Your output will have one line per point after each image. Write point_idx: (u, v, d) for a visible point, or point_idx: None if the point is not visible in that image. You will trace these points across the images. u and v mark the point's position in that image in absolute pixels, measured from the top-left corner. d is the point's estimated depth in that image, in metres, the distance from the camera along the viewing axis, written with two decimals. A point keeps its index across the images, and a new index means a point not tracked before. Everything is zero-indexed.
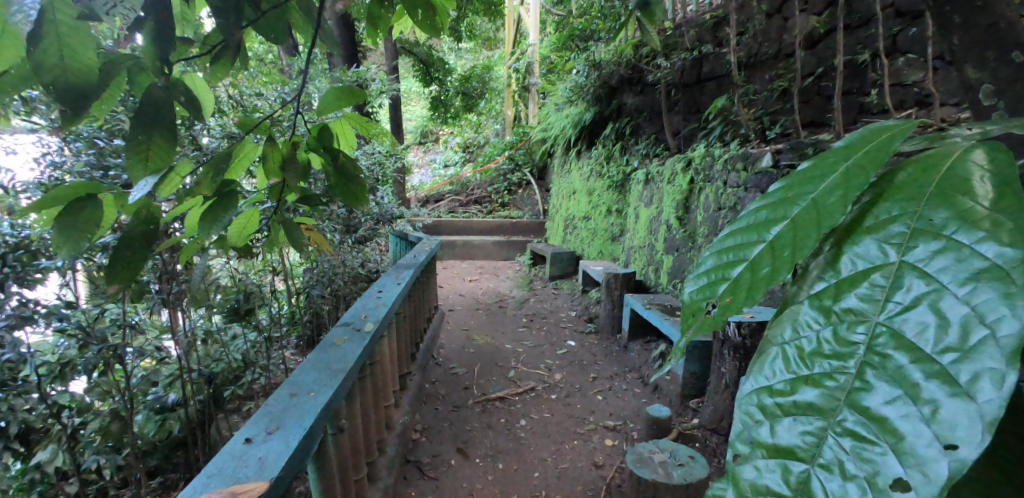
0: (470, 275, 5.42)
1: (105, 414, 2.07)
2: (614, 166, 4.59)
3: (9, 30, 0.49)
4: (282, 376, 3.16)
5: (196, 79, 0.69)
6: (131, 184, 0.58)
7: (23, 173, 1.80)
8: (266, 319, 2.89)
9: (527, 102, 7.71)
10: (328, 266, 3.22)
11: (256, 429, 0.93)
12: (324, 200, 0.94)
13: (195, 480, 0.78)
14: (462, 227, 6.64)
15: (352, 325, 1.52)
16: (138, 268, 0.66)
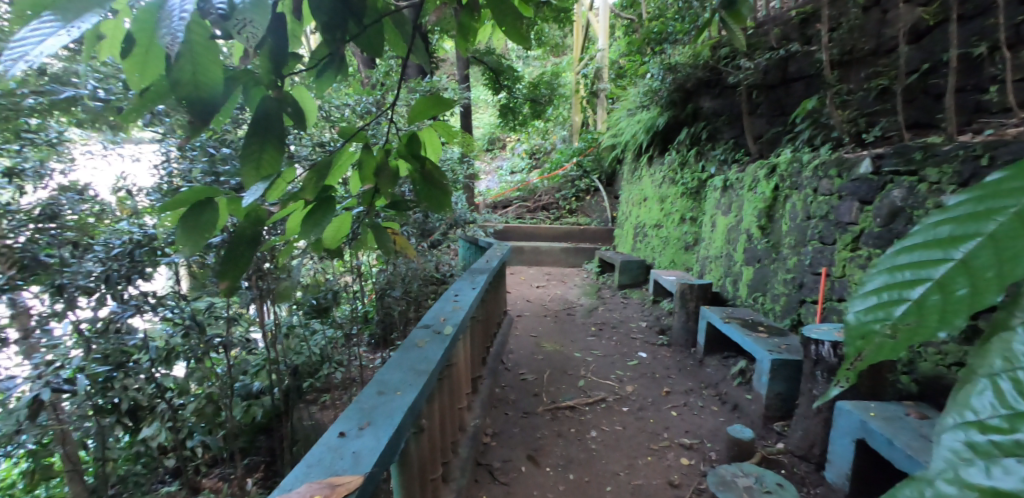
0: (538, 282, 5.42)
1: (202, 397, 2.28)
2: (690, 172, 4.43)
3: (156, 51, 0.56)
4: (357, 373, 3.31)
5: (303, 92, 0.73)
6: (243, 189, 0.63)
7: (146, 178, 2.05)
8: (344, 317, 3.05)
9: (596, 108, 7.64)
10: (401, 268, 3.35)
11: (349, 424, 0.98)
12: (409, 205, 0.97)
13: (297, 469, 0.83)
14: (531, 234, 6.67)
15: (432, 328, 1.56)
16: (245, 267, 0.71)
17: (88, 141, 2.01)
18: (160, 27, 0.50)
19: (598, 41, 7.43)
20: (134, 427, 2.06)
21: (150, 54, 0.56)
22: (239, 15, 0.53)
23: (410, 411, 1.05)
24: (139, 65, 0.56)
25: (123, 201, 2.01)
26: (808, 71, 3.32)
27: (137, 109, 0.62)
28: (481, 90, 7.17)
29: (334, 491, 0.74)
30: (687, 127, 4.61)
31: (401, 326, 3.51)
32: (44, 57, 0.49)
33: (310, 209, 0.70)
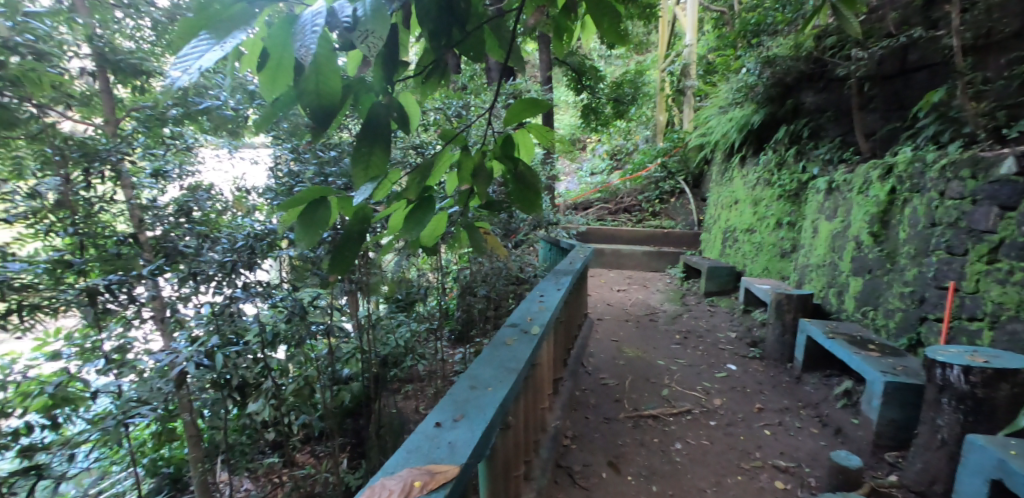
0: (618, 285, 5.29)
1: (300, 379, 2.48)
2: (788, 173, 4.11)
3: (286, 65, 0.61)
4: (437, 366, 3.43)
5: (410, 98, 0.77)
6: (354, 189, 0.67)
7: (260, 179, 2.28)
8: (425, 313, 3.16)
9: (683, 106, 7.32)
10: (481, 267, 3.41)
11: (444, 415, 1.02)
12: (501, 206, 0.98)
13: (398, 454, 0.88)
14: (612, 236, 6.52)
15: (519, 327, 1.59)
16: (353, 262, 0.76)
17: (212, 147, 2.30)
18: (298, 41, 0.56)
19: (686, 36, 7.11)
20: (242, 401, 2.27)
21: (281, 67, 0.61)
22: (360, 28, 0.61)
23: (501, 407, 1.07)
24: (271, 78, 0.61)
25: (241, 199, 2.24)
26: (934, 59, 3.07)
27: (268, 116, 0.69)
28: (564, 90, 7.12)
29: (433, 479, 0.81)
30: (786, 125, 4.29)
31: (480, 323, 3.58)
32: (201, 71, 0.58)
33: (412, 209, 0.75)
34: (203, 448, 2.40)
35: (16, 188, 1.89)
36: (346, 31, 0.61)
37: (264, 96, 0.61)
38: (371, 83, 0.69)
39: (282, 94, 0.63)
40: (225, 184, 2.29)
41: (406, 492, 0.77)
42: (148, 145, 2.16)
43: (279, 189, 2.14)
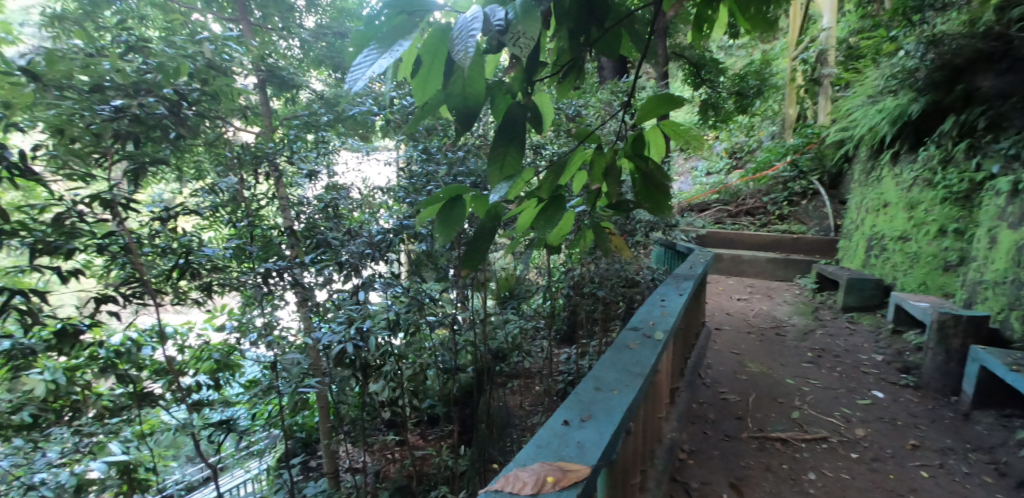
0: (739, 294, 4.90)
1: (415, 366, 2.64)
2: (957, 172, 3.52)
3: (438, 69, 0.65)
4: (540, 364, 3.45)
5: (545, 99, 0.78)
6: (490, 188, 0.70)
7: (379, 179, 2.55)
8: (528, 312, 3.19)
9: (817, 97, 6.57)
10: (586, 269, 3.31)
11: (571, 413, 1.02)
12: (628, 206, 0.96)
13: (529, 448, 0.91)
14: (733, 240, 6.05)
15: (641, 331, 1.54)
16: (482, 260, 0.79)
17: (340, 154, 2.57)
18: (453, 46, 0.60)
19: (821, 18, 6.37)
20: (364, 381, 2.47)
21: (434, 72, 0.65)
22: (512, 33, 0.65)
23: (629, 411, 1.06)
24: (422, 85, 0.67)
25: (371, 196, 2.46)
26: None
27: (419, 116, 0.75)
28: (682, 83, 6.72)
29: (566, 476, 0.82)
30: (956, 115, 3.68)
31: (587, 324, 3.53)
32: (371, 77, 0.62)
33: (543, 207, 0.76)
34: (330, 421, 2.65)
35: (202, 186, 2.24)
36: (498, 33, 0.64)
37: (417, 99, 0.66)
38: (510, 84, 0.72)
39: (429, 98, 0.68)
40: (353, 183, 2.52)
41: (540, 486, 0.79)
42: (302, 148, 2.43)
43: (415, 188, 2.34)
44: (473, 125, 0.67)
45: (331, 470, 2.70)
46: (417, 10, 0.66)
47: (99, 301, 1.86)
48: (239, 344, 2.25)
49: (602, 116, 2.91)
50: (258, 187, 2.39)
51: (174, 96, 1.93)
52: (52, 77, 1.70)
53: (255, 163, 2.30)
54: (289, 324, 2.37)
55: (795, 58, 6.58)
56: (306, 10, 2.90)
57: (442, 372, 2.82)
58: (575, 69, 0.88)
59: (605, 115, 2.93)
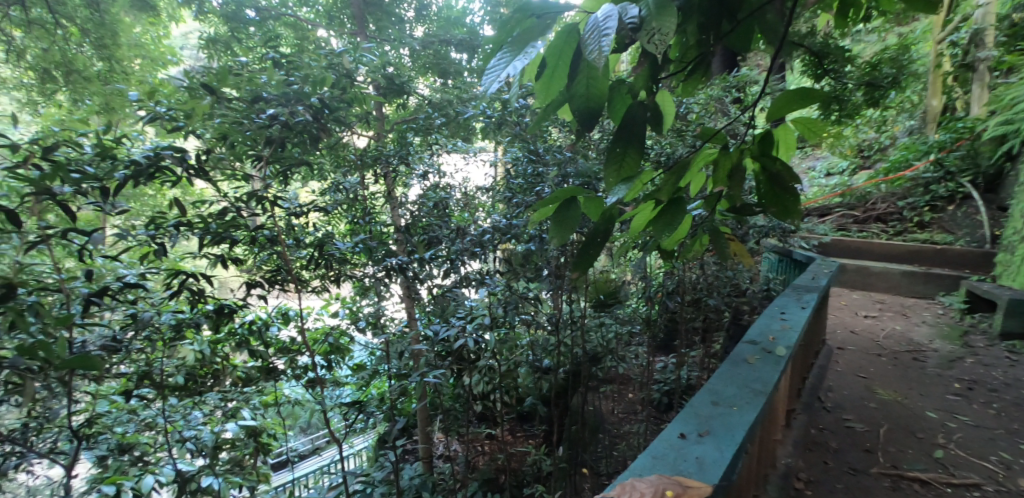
0: (866, 310, 4.38)
1: (510, 362, 2.68)
2: None
3: (561, 74, 0.67)
4: (634, 371, 3.34)
5: (667, 99, 0.76)
6: (607, 190, 0.69)
7: (479, 181, 2.72)
8: (623, 315, 3.08)
9: (970, 86, 5.69)
10: (688, 275, 3.14)
11: (688, 427, 0.99)
12: (753, 210, 0.89)
13: (644, 458, 0.89)
14: (862, 251, 5.43)
15: (760, 345, 1.44)
16: (592, 264, 0.78)
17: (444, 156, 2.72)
18: (586, 45, 0.61)
19: None
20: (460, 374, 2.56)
21: (558, 77, 0.67)
22: (645, 31, 0.64)
23: (751, 431, 1.00)
24: (545, 87, 0.68)
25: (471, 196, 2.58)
26: None
27: (540, 117, 0.76)
28: (804, 79, 6.19)
29: (687, 492, 0.76)
30: None
31: (687, 333, 3.36)
32: (502, 79, 0.64)
33: (662, 210, 0.73)
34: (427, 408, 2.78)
35: (325, 185, 2.47)
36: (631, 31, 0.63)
37: (539, 101, 0.67)
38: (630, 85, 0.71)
39: (551, 100, 0.69)
40: (457, 184, 2.69)
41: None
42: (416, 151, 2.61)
43: (523, 190, 2.41)
44: (594, 125, 0.68)
45: (427, 455, 2.83)
46: (544, 13, 0.67)
47: (248, 286, 2.12)
48: (349, 329, 2.47)
49: (712, 114, 2.76)
50: (372, 186, 2.57)
51: (318, 104, 2.13)
52: (227, 90, 1.96)
53: (375, 163, 2.49)
54: (393, 315, 2.52)
55: (942, 40, 5.71)
56: (415, 21, 3.31)
57: (534, 371, 2.83)
58: (702, 64, 0.85)
59: (715, 113, 2.78)
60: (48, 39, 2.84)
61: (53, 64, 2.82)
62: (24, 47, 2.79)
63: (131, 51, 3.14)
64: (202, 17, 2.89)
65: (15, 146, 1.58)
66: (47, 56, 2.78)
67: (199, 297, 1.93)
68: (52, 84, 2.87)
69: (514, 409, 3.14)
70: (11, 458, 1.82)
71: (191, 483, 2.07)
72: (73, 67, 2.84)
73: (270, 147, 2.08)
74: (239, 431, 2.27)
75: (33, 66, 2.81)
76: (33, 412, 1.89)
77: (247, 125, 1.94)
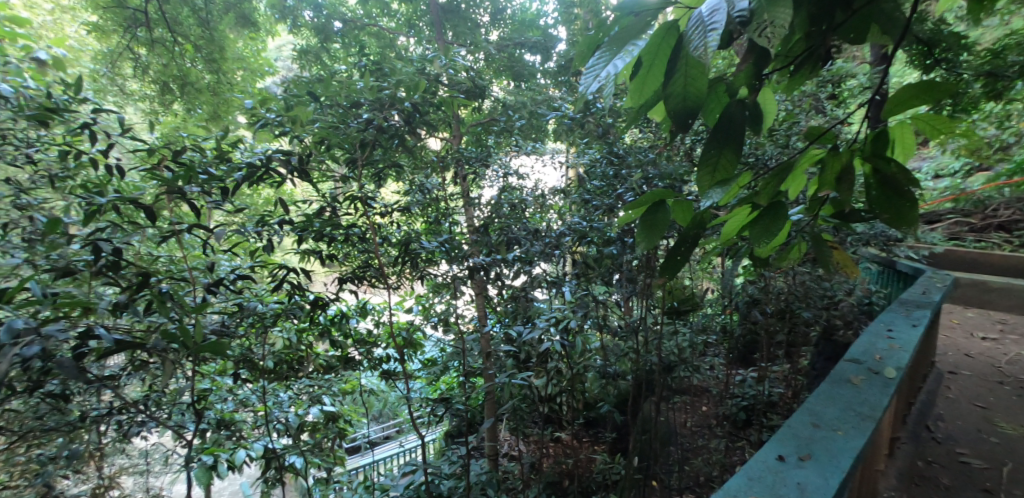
0: (984, 331, 3.89)
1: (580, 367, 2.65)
2: None
3: (658, 72, 0.66)
4: (709, 383, 3.18)
5: (770, 98, 0.72)
6: (699, 193, 0.66)
7: (550, 183, 2.75)
8: (698, 323, 2.95)
9: None
10: (774, 284, 2.95)
11: (787, 450, 0.93)
12: (863, 215, 0.82)
13: (739, 478, 0.84)
14: (979, 264, 4.83)
15: (865, 365, 1.32)
16: (679, 269, 0.75)
17: (517, 157, 2.75)
18: (689, 42, 0.60)
19: None
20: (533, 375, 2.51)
21: (653, 75, 0.66)
22: (755, 25, 0.61)
23: (858, 459, 0.91)
24: (640, 86, 0.67)
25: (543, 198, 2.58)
26: None
27: (630, 119, 0.76)
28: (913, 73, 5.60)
29: None
30: None
31: (770, 347, 3.15)
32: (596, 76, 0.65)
33: (759, 215, 0.69)
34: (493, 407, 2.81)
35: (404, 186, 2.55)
36: (739, 24, 0.61)
37: (632, 98, 0.67)
38: (730, 81, 0.68)
39: (645, 98, 0.69)
40: (530, 185, 2.71)
41: None
42: (494, 153, 2.68)
43: (607, 194, 2.39)
44: (689, 125, 0.67)
45: (491, 453, 2.86)
46: (645, 8, 0.66)
47: (336, 282, 2.25)
48: (422, 325, 2.56)
49: (810, 112, 2.56)
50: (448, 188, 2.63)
51: (410, 108, 2.21)
52: (329, 97, 2.13)
53: (452, 162, 2.59)
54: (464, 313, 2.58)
55: None
56: (491, 25, 3.35)
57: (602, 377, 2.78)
58: (813, 57, 0.80)
59: (813, 112, 2.58)
60: (168, 55, 3.09)
61: (171, 78, 3.10)
62: (147, 63, 3.02)
63: (235, 63, 3.42)
64: (296, 31, 3.21)
65: (151, 149, 1.78)
66: (166, 71, 3.06)
67: (297, 290, 2.09)
68: (169, 95, 3.16)
69: (582, 414, 3.09)
70: (132, 425, 2.03)
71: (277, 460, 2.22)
72: (187, 79, 3.12)
73: (362, 150, 2.20)
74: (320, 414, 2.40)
75: (153, 79, 3.08)
76: (152, 386, 2.10)
77: (344, 129, 2.07)
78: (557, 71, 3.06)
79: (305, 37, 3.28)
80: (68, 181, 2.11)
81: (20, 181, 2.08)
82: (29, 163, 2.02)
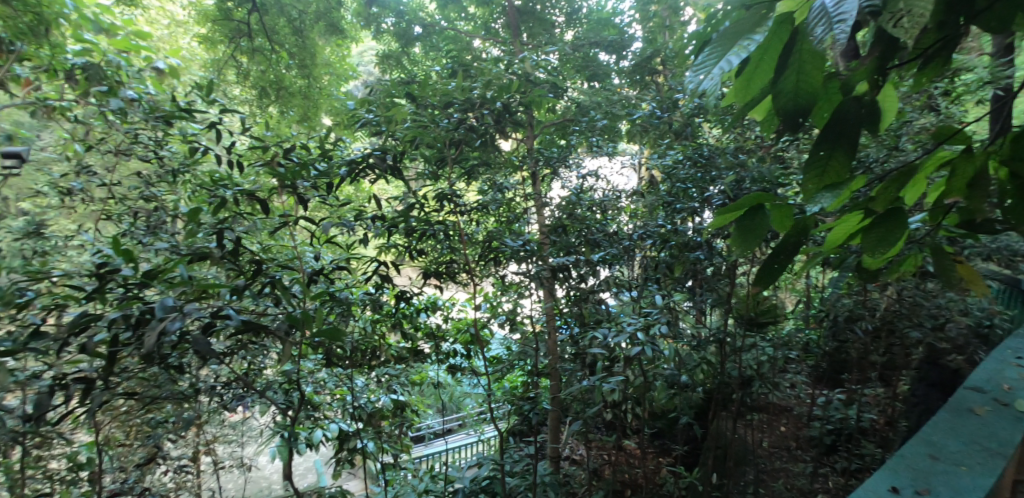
0: None
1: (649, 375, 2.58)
2: None
3: (768, 68, 0.63)
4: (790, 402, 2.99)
5: (893, 96, 0.65)
6: (806, 199, 0.61)
7: (620, 185, 2.68)
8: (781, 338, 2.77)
9: None
10: (872, 300, 2.71)
11: (901, 482, 0.86)
12: (998, 227, 0.72)
13: None
14: None
15: (992, 396, 1.17)
16: (779, 278, 0.70)
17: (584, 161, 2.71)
18: (809, 32, 0.56)
19: None
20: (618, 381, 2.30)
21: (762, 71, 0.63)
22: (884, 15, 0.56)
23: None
24: (745, 85, 0.64)
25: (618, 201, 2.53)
26: None
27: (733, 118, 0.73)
28: None
29: None
30: None
31: (864, 368, 2.90)
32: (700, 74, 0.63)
33: (872, 224, 0.63)
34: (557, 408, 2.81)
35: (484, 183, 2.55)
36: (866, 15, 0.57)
37: (736, 97, 0.64)
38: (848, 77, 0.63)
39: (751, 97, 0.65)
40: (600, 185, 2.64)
41: None
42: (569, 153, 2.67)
43: (691, 196, 2.32)
44: (802, 125, 0.63)
45: (553, 454, 2.86)
46: (754, 2, 0.64)
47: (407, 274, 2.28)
48: (489, 322, 2.56)
49: (923, 113, 2.34)
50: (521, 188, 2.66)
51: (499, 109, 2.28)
52: (425, 98, 2.23)
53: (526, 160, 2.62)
54: (532, 313, 2.59)
55: None
56: (566, 25, 3.32)
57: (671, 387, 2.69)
58: (949, 48, 0.72)
59: (927, 113, 2.35)
60: (266, 62, 3.41)
61: (267, 83, 3.42)
62: (247, 70, 3.38)
63: (324, 69, 3.62)
64: (378, 37, 3.49)
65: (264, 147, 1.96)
66: (263, 76, 3.36)
67: (386, 282, 2.22)
68: (266, 99, 3.44)
69: (648, 424, 3.00)
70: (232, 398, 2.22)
71: (350, 442, 2.35)
72: (282, 84, 3.40)
73: (447, 150, 2.28)
74: (390, 402, 2.51)
75: (253, 85, 3.41)
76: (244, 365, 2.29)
77: (434, 130, 2.16)
78: (632, 71, 2.97)
79: (387, 43, 3.42)
80: (185, 175, 2.36)
81: (147, 175, 2.35)
82: (156, 159, 2.28)
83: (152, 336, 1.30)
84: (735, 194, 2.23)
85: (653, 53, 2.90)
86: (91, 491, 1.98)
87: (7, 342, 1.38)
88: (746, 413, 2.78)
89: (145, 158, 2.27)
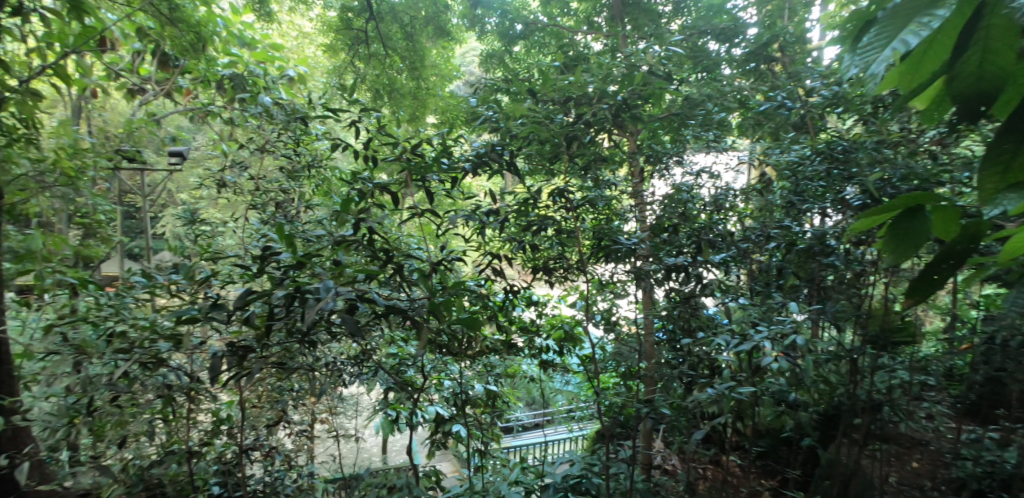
0: None
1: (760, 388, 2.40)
2: None
3: (941, 49, 0.54)
4: (925, 433, 2.64)
5: None
6: (977, 204, 0.53)
7: (729, 181, 2.56)
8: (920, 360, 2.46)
9: None
10: None
11: None
12: None
13: None
14: None
15: None
16: (938, 292, 0.61)
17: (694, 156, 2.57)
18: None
19: None
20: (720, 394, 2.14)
21: (935, 52, 0.55)
22: None
23: None
24: (909, 68, 0.55)
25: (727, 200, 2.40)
26: None
27: (891, 109, 0.63)
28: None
29: None
30: None
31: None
32: (854, 59, 0.56)
33: None
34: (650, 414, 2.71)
35: (593, 177, 2.46)
36: None
37: (897, 84, 0.55)
38: None
39: (916, 84, 0.56)
40: (709, 183, 2.51)
41: None
42: (679, 149, 2.55)
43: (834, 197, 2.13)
44: (984, 115, 0.52)
45: (645, 462, 2.76)
46: None
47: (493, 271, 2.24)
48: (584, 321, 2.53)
49: None
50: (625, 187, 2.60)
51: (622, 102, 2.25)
52: (543, 93, 2.26)
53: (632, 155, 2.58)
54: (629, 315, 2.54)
55: None
56: (672, 14, 3.15)
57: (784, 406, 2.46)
58: None
59: None
60: (380, 66, 3.65)
61: (381, 86, 3.64)
62: (365, 73, 3.62)
63: (431, 70, 3.78)
64: (481, 37, 3.62)
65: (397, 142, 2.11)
66: (378, 79, 3.58)
67: (498, 277, 2.26)
68: (379, 102, 3.61)
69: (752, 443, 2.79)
70: (349, 375, 2.41)
71: (446, 425, 2.44)
72: (393, 86, 3.60)
73: (563, 145, 2.30)
74: (483, 392, 2.55)
75: (369, 88, 3.63)
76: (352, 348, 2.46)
77: (549, 125, 2.19)
78: (745, 59, 2.78)
79: (489, 43, 3.59)
80: (311, 172, 2.63)
81: (286, 169, 2.62)
82: (292, 155, 2.54)
83: (311, 312, 1.44)
84: (881, 193, 2.00)
85: (772, 39, 2.68)
86: (229, 444, 2.24)
87: (192, 311, 1.62)
88: (871, 441, 2.49)
89: (285, 155, 2.54)
